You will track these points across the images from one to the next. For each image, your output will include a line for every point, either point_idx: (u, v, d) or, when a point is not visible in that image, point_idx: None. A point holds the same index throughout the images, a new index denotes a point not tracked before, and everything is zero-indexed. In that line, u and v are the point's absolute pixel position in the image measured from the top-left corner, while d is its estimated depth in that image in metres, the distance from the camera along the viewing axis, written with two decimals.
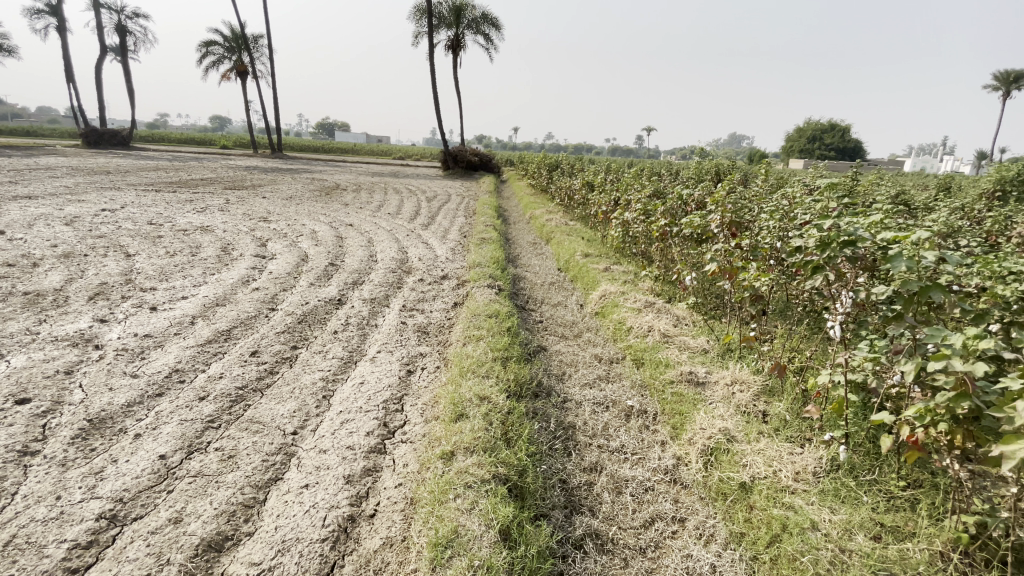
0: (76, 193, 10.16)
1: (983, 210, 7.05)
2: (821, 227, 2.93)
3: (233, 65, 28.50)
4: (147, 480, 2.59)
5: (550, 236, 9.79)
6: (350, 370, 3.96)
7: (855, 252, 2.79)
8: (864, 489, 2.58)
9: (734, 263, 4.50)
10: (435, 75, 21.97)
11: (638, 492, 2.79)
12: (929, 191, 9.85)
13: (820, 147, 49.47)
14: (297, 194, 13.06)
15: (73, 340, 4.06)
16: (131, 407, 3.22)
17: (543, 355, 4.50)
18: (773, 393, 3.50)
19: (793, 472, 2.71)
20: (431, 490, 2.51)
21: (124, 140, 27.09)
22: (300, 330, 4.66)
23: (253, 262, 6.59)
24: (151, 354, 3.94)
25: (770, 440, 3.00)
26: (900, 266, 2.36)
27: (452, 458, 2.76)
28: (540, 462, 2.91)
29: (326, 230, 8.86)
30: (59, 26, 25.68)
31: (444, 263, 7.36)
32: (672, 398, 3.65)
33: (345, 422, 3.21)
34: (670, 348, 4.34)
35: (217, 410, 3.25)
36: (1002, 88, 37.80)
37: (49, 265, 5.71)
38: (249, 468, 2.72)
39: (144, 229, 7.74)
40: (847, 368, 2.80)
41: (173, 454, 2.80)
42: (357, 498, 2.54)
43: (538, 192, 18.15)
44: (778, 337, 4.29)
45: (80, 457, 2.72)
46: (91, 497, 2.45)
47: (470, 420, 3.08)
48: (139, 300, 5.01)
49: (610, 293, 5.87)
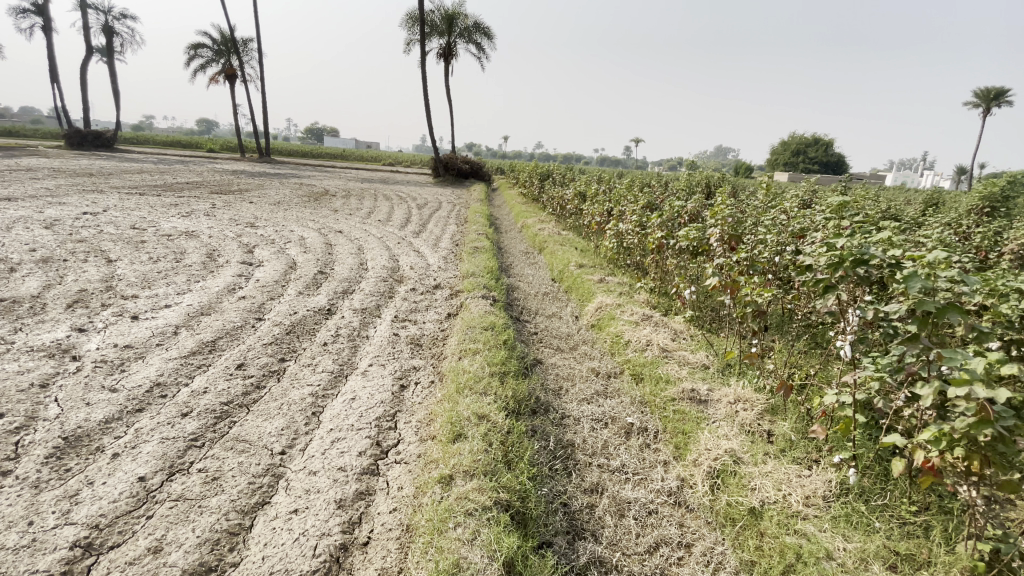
0: (56, 196, 9.86)
1: (971, 225, 7.14)
2: (828, 245, 2.87)
3: (221, 68, 28.18)
4: (125, 504, 2.43)
5: (543, 246, 9.73)
6: (341, 384, 3.82)
7: (867, 272, 2.67)
8: (875, 514, 2.52)
9: (735, 277, 4.36)
10: (426, 82, 21.92)
11: (642, 515, 2.69)
12: (915, 206, 9.95)
13: (805, 160, 50.28)
14: (285, 199, 12.89)
15: (50, 350, 3.87)
16: (110, 424, 3.05)
17: (539, 368, 4.39)
18: (776, 412, 3.43)
19: (803, 497, 2.63)
20: (430, 517, 2.38)
21: (108, 142, 26.56)
22: (289, 342, 4.51)
23: (240, 270, 6.41)
24: (131, 367, 3.76)
25: (777, 462, 2.92)
26: (916, 286, 2.28)
27: (450, 482, 2.64)
28: (540, 485, 2.80)
29: (315, 237, 8.69)
30: (45, 26, 25.27)
31: (437, 272, 7.25)
32: (673, 416, 3.56)
33: (337, 440, 3.08)
34: (669, 363, 4.26)
35: (201, 428, 3.09)
36: (981, 106, 38.75)
37: (27, 271, 5.49)
38: (235, 491, 2.57)
39: (127, 234, 7.52)
40: (854, 388, 2.73)
41: (154, 475, 2.64)
42: (350, 524, 2.42)
43: (530, 201, 18.13)
44: (778, 352, 4.24)
45: (55, 478, 2.55)
46: (65, 523, 2.28)
47: (468, 440, 2.96)
48: (120, 309, 4.81)
49: (606, 305, 5.79)
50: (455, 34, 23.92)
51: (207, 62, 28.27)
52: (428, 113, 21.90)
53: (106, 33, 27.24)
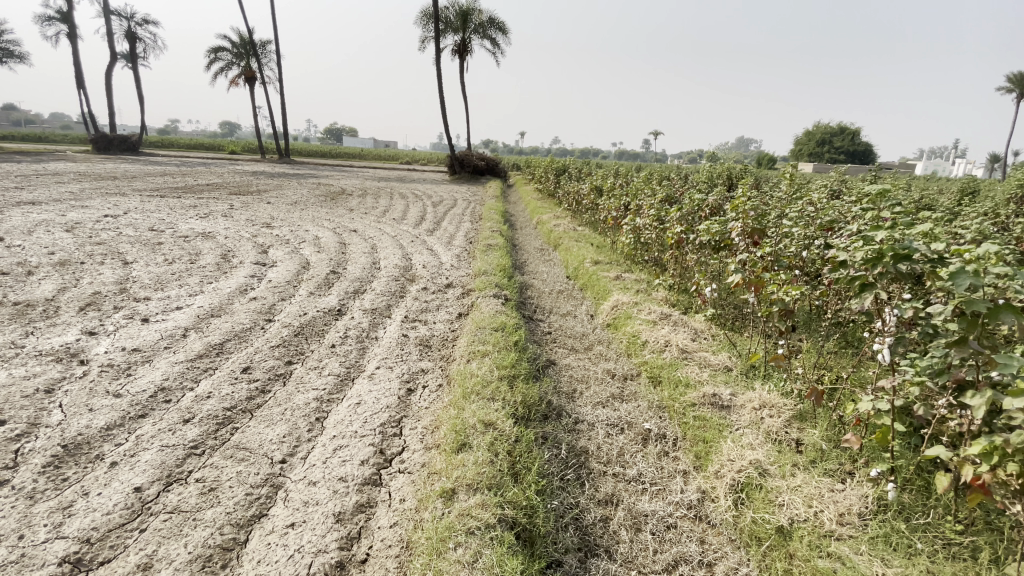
0: (79, 199, 10.03)
1: (1010, 214, 6.70)
2: (865, 239, 2.62)
3: (241, 71, 28.50)
4: (119, 517, 2.35)
5: (558, 242, 9.55)
6: (347, 388, 3.71)
7: (910, 268, 2.42)
8: (917, 534, 2.27)
9: (759, 274, 4.13)
10: (440, 79, 21.78)
11: (660, 530, 2.53)
12: (949, 196, 9.47)
13: (830, 150, 48.88)
14: (302, 199, 12.96)
15: (58, 354, 3.84)
16: (111, 431, 2.99)
17: (553, 370, 4.23)
18: (806, 419, 3.20)
19: (836, 514, 2.41)
20: (429, 536, 2.24)
21: (132, 145, 27.09)
22: (297, 343, 4.43)
23: (253, 270, 6.37)
24: (137, 370, 3.71)
25: (807, 474, 2.70)
26: (964, 284, 2.03)
27: (453, 497, 2.49)
28: (550, 497, 2.64)
29: (330, 236, 8.63)
30: (71, 33, 25.85)
31: (449, 271, 7.13)
32: (694, 422, 3.36)
33: (338, 448, 2.96)
34: (689, 365, 4.04)
35: (202, 435, 3.00)
36: (1015, 91, 37.11)
37: (44, 273, 5.54)
38: (231, 503, 2.47)
39: (145, 236, 7.58)
40: (892, 394, 2.50)
41: (150, 486, 2.55)
42: (348, 541, 2.29)
43: (546, 197, 17.92)
44: (806, 354, 3.99)
45: (51, 488, 2.49)
46: (56, 536, 2.21)
47: (474, 451, 2.81)
48: (131, 311, 4.80)
49: (622, 303, 5.58)
50: (470, 30, 23.74)
51: (227, 66, 28.70)
52: (443, 110, 21.82)
53: (128, 39, 27.77)
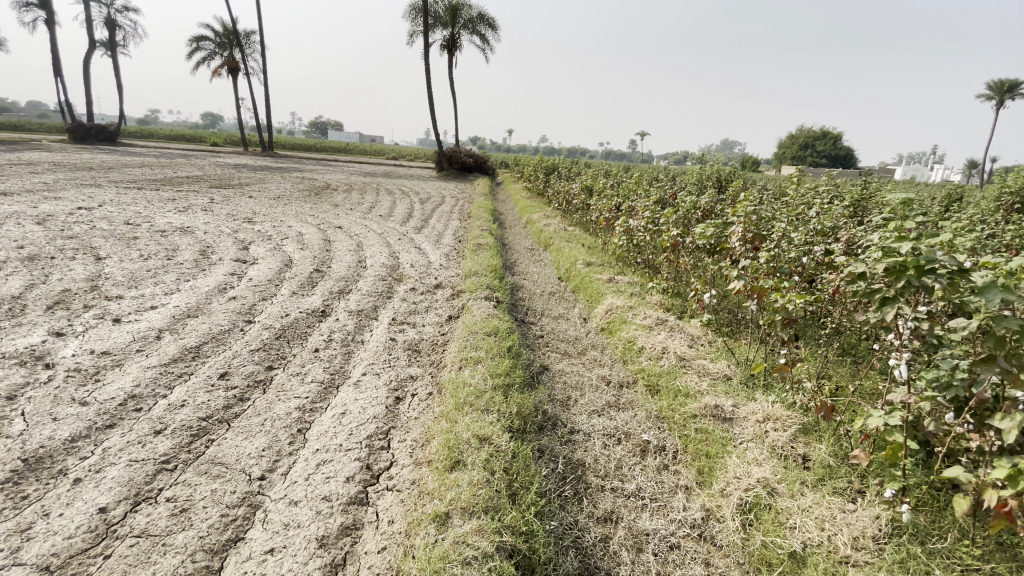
0: (53, 190, 9.60)
1: (999, 222, 6.70)
2: (885, 248, 2.49)
3: (224, 61, 27.82)
4: (81, 542, 2.14)
5: (549, 242, 9.38)
6: (331, 397, 3.51)
7: (934, 283, 2.30)
8: (934, 560, 2.17)
9: (762, 280, 3.97)
10: (428, 75, 21.47)
11: (663, 550, 2.40)
12: (937, 202, 9.48)
13: (813, 154, 49.52)
14: (286, 194, 12.62)
15: (22, 358, 3.58)
16: (75, 442, 2.76)
17: (546, 377, 4.08)
18: (810, 433, 3.09)
19: (850, 538, 2.31)
20: (421, 566, 2.07)
21: (110, 135, 26.27)
22: (278, 347, 4.21)
23: (234, 268, 6.09)
24: (106, 376, 3.47)
25: (815, 493, 2.60)
26: (993, 300, 1.94)
27: (446, 521, 2.33)
28: (547, 517, 2.50)
29: (314, 233, 8.36)
30: (47, 18, 24.97)
31: (438, 271, 6.94)
32: (695, 436, 3.23)
33: (322, 464, 2.78)
34: (688, 374, 3.93)
35: (174, 448, 2.79)
36: (994, 99, 37.82)
37: (10, 269, 5.22)
38: (204, 527, 2.28)
39: (120, 230, 7.25)
40: (906, 410, 2.40)
41: (116, 506, 2.35)
42: (332, 568, 2.12)
43: (535, 195, 17.77)
44: (807, 363, 3.90)
45: (8, 508, 2.27)
46: (12, 564, 2.00)
47: (468, 469, 2.65)
48: (102, 310, 4.53)
49: (617, 307, 5.45)
50: (459, 25, 23.42)
51: (210, 56, 27.99)
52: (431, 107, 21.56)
53: (108, 26, 26.93)
